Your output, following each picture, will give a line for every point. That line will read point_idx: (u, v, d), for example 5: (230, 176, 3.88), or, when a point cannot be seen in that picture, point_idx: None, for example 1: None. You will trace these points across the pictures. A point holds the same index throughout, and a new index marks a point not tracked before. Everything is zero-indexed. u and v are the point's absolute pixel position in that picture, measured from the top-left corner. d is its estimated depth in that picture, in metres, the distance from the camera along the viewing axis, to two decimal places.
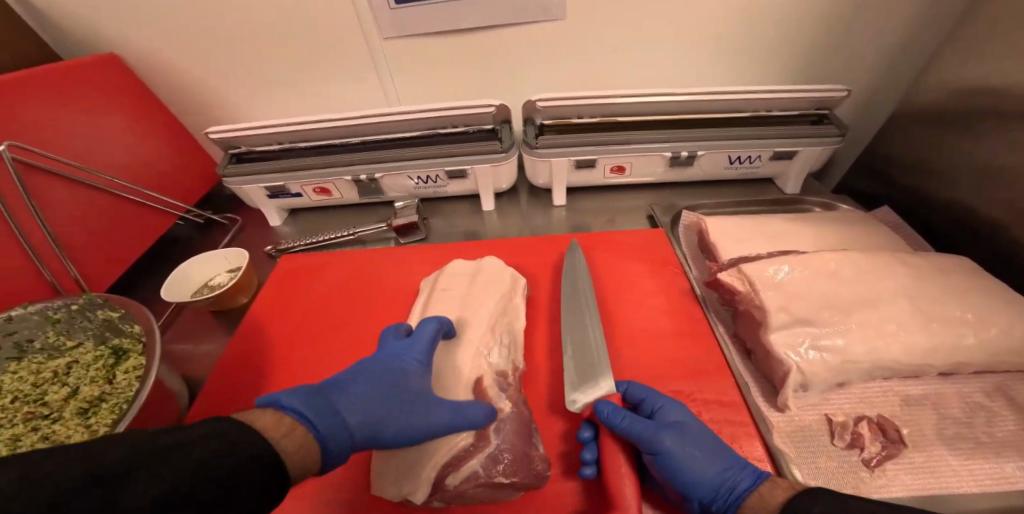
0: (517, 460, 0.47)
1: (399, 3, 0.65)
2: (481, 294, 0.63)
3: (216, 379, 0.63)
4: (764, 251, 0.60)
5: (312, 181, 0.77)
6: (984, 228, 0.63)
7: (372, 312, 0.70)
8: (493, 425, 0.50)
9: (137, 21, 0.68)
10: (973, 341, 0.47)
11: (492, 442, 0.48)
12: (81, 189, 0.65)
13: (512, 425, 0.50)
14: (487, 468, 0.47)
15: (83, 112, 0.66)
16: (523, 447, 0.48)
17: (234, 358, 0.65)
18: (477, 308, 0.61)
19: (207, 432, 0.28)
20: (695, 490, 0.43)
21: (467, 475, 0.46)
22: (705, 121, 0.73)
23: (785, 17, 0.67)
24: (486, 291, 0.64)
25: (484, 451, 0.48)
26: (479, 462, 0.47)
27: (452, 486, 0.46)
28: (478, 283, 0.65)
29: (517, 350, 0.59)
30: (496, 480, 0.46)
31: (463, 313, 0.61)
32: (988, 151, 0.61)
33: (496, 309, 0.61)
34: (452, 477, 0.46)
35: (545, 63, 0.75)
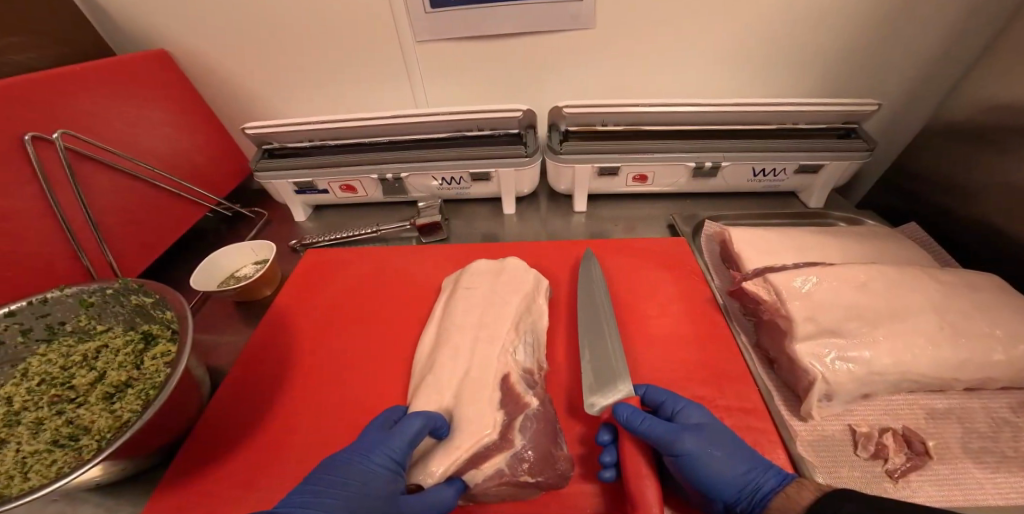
0: (542, 459, 0.48)
1: (434, 7, 0.67)
2: (506, 294, 0.64)
3: (235, 371, 0.64)
4: (789, 262, 0.61)
5: (340, 178, 0.78)
6: (1010, 246, 0.63)
7: (392, 310, 0.71)
8: (518, 424, 0.50)
9: (182, 16, 0.70)
10: (1002, 356, 0.48)
11: (516, 443, 0.48)
12: (122, 177, 0.67)
13: (536, 422, 0.50)
14: (511, 467, 0.47)
15: (132, 105, 0.69)
16: (548, 444, 0.49)
17: (254, 350, 0.66)
18: (504, 309, 0.62)
19: None
20: (720, 490, 0.43)
21: (491, 473, 0.47)
22: (730, 133, 0.75)
23: (812, 31, 0.68)
24: (509, 292, 0.64)
25: (508, 451, 0.48)
26: (505, 460, 0.47)
27: (474, 485, 0.47)
28: (502, 284, 0.66)
29: (541, 349, 0.61)
30: (521, 479, 0.46)
31: (486, 313, 0.62)
32: (1015, 171, 0.61)
33: (520, 310, 0.62)
34: (473, 475, 0.47)
35: (571, 70, 0.77)
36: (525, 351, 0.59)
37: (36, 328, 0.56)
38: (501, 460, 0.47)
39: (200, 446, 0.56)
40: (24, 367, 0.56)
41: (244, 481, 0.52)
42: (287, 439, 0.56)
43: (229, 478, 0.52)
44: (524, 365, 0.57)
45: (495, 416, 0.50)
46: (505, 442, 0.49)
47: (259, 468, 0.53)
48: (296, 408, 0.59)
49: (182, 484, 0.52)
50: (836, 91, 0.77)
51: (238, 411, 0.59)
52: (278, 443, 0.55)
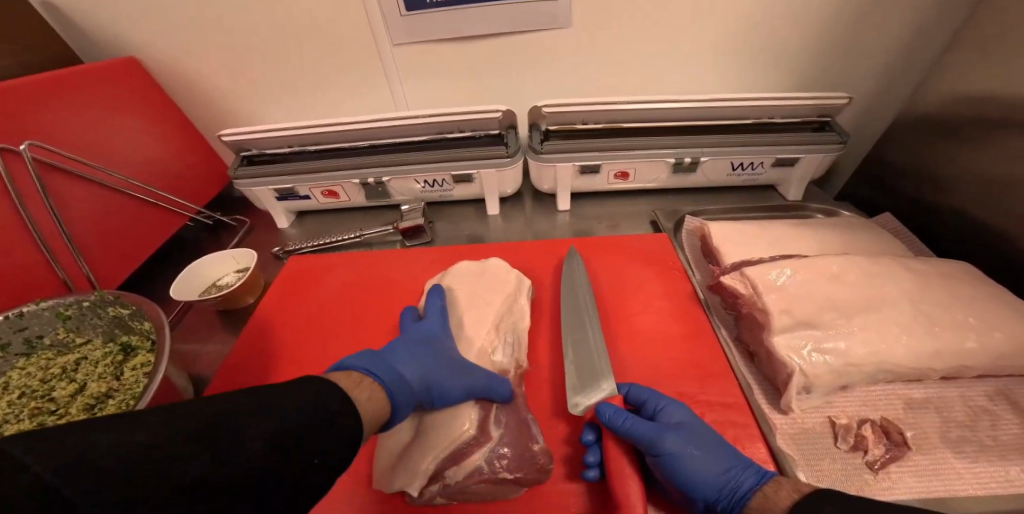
0: (519, 456, 0.48)
1: (409, 10, 0.67)
2: (485, 294, 0.64)
3: (218, 378, 0.64)
4: (766, 255, 0.61)
5: (321, 183, 0.78)
6: (986, 234, 0.64)
7: (381, 312, 0.71)
8: (493, 418, 0.51)
9: (152, 24, 0.69)
10: (976, 345, 0.48)
11: (492, 437, 0.49)
12: (95, 188, 0.67)
13: (510, 417, 0.52)
14: (489, 464, 0.47)
15: (104, 114, 0.68)
16: (524, 442, 0.49)
17: (239, 357, 0.66)
18: (488, 310, 0.62)
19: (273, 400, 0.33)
20: (700, 490, 0.44)
21: (470, 471, 0.47)
22: (708, 129, 0.75)
23: (788, 24, 0.69)
24: (490, 294, 0.64)
25: (485, 446, 0.49)
26: (482, 456, 0.48)
27: (453, 481, 0.47)
28: (482, 285, 0.66)
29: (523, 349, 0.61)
30: (500, 475, 0.47)
31: (471, 310, 0.63)
32: (987, 160, 0.62)
33: (505, 309, 0.63)
34: (452, 471, 0.47)
35: (550, 70, 0.77)
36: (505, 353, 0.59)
37: (15, 342, 0.56)
38: (479, 456, 0.48)
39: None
40: (4, 382, 0.55)
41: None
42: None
43: None
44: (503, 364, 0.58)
45: (470, 412, 0.50)
46: (483, 437, 0.49)
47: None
48: None
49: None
50: (813, 85, 0.77)
51: None
52: None
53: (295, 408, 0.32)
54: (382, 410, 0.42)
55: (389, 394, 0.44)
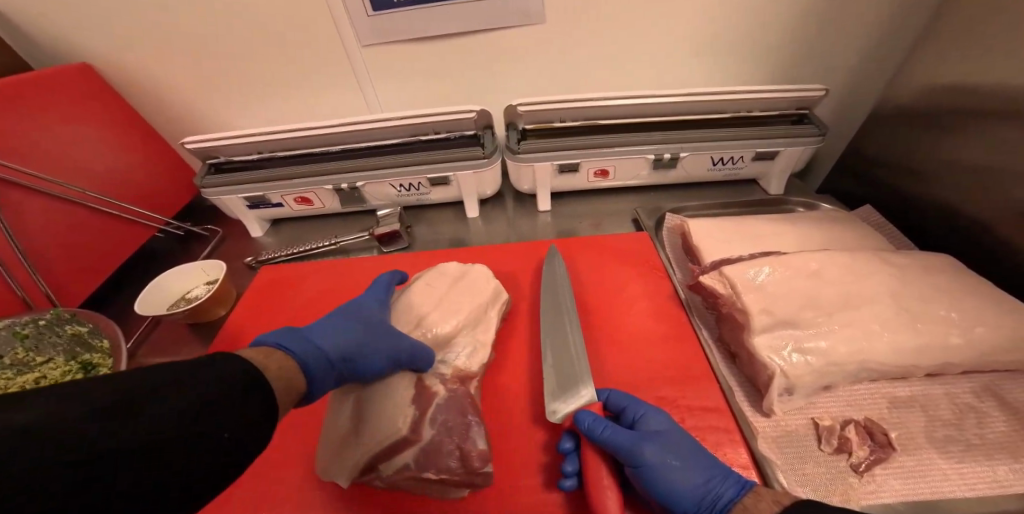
0: (448, 457, 0.48)
1: (376, 10, 0.65)
2: (458, 299, 0.62)
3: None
4: (745, 252, 0.59)
5: (293, 191, 0.76)
6: (970, 225, 0.62)
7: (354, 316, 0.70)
8: (427, 417, 0.51)
9: (111, 32, 0.67)
10: (959, 340, 0.46)
11: (423, 436, 0.49)
12: (51, 201, 0.65)
13: (446, 415, 0.51)
14: (418, 462, 0.48)
15: (58, 124, 0.66)
16: (453, 442, 0.49)
17: None
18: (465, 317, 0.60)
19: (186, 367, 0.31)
20: (680, 503, 0.42)
21: (399, 466, 0.48)
22: (687, 123, 0.74)
23: (765, 14, 0.67)
24: (465, 298, 0.62)
25: (416, 444, 0.49)
26: (411, 455, 0.48)
27: (385, 475, 0.48)
28: (457, 291, 0.63)
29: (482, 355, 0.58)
30: (426, 473, 0.48)
31: (440, 315, 0.61)
32: (967, 149, 0.60)
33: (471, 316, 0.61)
34: (384, 466, 0.48)
35: (525, 67, 0.75)
36: (466, 358, 0.57)
37: None
38: (408, 454, 0.48)
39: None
40: None
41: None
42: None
43: None
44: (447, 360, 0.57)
45: (405, 412, 0.50)
46: (414, 436, 0.49)
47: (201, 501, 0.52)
48: None
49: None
50: (791, 77, 0.76)
51: None
52: None
53: (231, 389, 0.32)
54: (285, 361, 0.41)
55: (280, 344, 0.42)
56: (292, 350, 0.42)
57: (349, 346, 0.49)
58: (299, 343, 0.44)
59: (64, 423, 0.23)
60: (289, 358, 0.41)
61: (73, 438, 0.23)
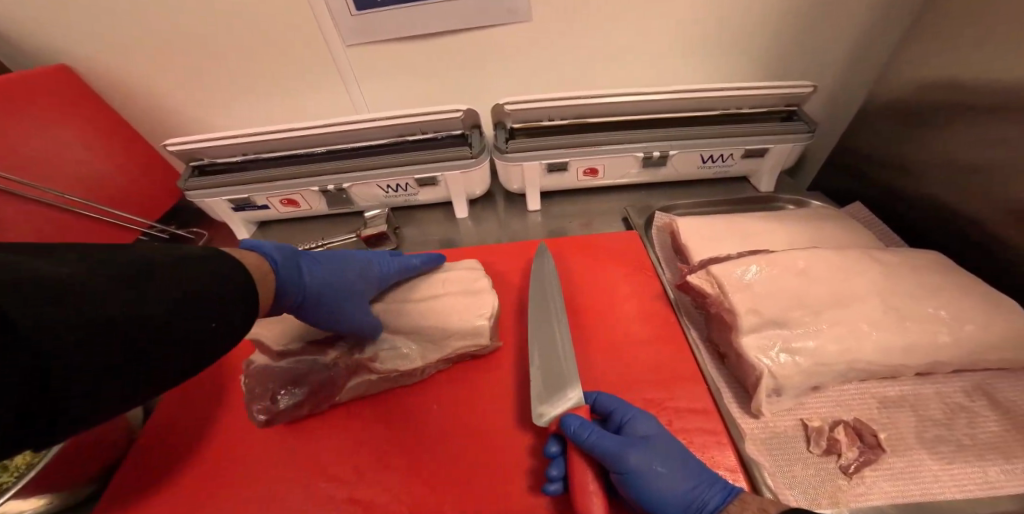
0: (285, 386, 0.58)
1: (359, 9, 0.64)
2: (456, 308, 0.60)
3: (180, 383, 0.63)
4: (734, 251, 0.58)
5: (279, 192, 0.75)
6: (961, 222, 0.62)
7: None
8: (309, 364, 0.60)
9: (90, 33, 0.66)
10: (948, 338, 0.46)
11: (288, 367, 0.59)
12: (33, 207, 0.64)
13: (315, 379, 0.58)
14: (271, 375, 0.59)
15: (40, 129, 0.65)
16: (302, 389, 0.57)
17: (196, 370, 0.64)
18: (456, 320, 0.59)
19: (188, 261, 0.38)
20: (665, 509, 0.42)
21: (262, 370, 0.59)
22: (676, 121, 0.73)
23: (754, 10, 0.66)
24: (461, 307, 0.60)
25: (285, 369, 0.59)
26: (276, 371, 0.59)
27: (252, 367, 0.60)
28: (463, 300, 0.61)
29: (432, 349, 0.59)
30: (265, 380, 0.58)
31: (440, 304, 0.61)
32: (958, 144, 0.60)
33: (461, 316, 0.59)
34: (259, 365, 0.60)
35: (512, 66, 0.74)
36: (387, 357, 0.59)
37: None
38: (275, 369, 0.59)
39: (134, 471, 0.55)
40: None
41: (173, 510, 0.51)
42: (227, 464, 0.54)
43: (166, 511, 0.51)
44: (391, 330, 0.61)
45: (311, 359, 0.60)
46: (293, 365, 0.60)
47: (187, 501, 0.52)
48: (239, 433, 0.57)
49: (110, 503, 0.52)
50: (781, 73, 0.75)
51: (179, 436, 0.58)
52: (218, 470, 0.54)
53: (219, 296, 0.38)
54: (269, 280, 0.48)
55: (275, 264, 0.50)
56: (281, 273, 0.50)
57: (327, 286, 0.55)
58: (290, 268, 0.51)
59: (95, 288, 0.29)
60: (273, 281, 0.48)
61: (102, 304, 0.29)
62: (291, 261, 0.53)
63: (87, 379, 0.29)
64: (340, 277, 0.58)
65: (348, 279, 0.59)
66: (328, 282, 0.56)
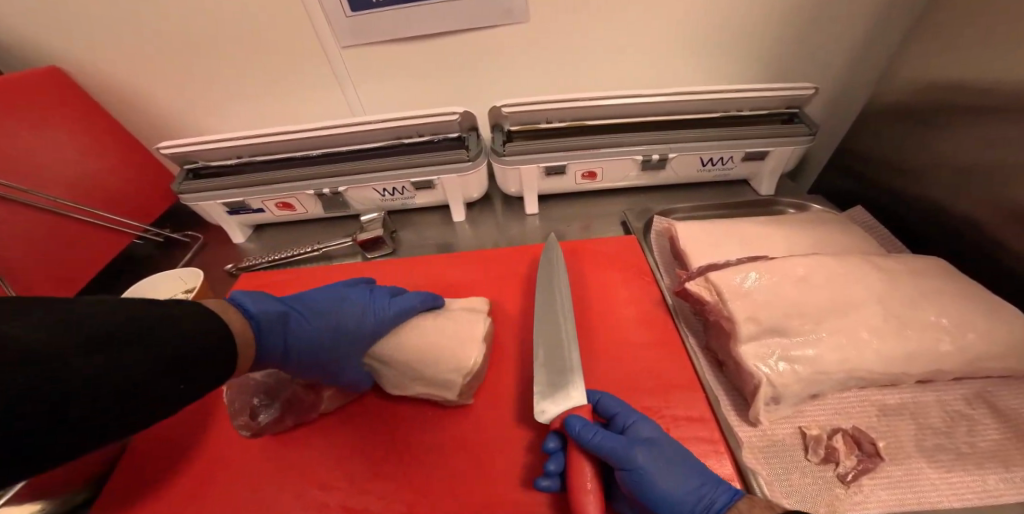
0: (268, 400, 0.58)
1: (354, 10, 0.63)
2: (440, 343, 0.56)
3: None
4: (733, 256, 0.58)
5: (274, 196, 0.75)
6: (962, 226, 0.61)
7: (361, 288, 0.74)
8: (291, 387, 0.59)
9: (83, 36, 0.65)
10: (949, 346, 0.45)
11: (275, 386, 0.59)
12: (23, 210, 0.63)
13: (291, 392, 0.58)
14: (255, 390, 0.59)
15: (29, 131, 0.64)
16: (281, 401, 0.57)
17: None
18: (458, 351, 0.55)
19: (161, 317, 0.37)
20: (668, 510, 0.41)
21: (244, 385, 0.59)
22: (675, 124, 0.72)
23: (752, 12, 0.66)
24: (442, 342, 0.56)
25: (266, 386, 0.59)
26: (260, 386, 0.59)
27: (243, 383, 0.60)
28: (444, 337, 0.56)
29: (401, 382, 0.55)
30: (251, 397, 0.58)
31: (423, 357, 0.54)
32: (959, 148, 0.59)
33: (461, 347, 0.55)
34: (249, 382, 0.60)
35: (510, 68, 0.74)
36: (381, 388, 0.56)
37: None
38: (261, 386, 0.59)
39: (131, 469, 0.55)
40: None
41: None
42: (221, 466, 0.54)
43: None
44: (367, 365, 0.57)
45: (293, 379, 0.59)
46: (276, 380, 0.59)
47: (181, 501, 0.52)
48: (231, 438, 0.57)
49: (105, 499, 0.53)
50: (781, 75, 0.74)
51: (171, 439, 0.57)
52: (211, 476, 0.53)
53: (192, 344, 0.39)
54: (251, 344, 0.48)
55: (257, 329, 0.50)
56: (263, 339, 0.50)
57: (310, 348, 0.53)
58: (273, 333, 0.51)
59: (71, 350, 0.29)
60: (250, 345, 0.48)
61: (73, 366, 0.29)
62: (278, 323, 0.52)
63: (64, 408, 0.29)
64: (336, 332, 0.55)
65: (345, 334, 0.55)
66: (315, 341, 0.54)
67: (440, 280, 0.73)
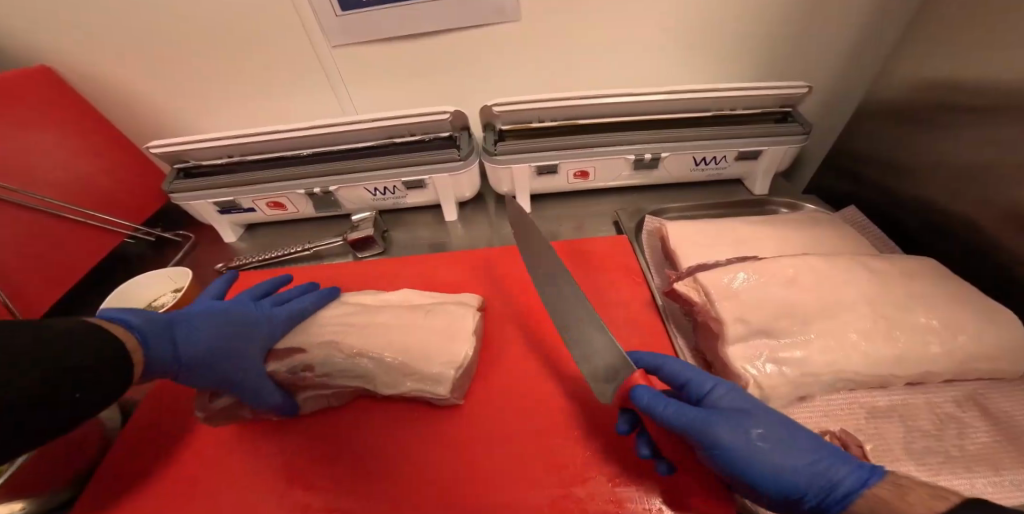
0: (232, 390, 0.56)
1: (345, 9, 0.63)
2: (438, 341, 0.56)
3: (158, 384, 0.63)
4: (724, 257, 0.57)
5: (265, 195, 0.74)
6: (956, 226, 0.60)
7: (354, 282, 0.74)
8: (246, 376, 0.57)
9: (72, 35, 0.65)
10: (939, 348, 0.45)
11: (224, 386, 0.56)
12: (15, 210, 0.63)
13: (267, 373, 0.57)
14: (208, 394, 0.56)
15: (19, 131, 0.64)
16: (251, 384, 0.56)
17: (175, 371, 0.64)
18: (450, 344, 0.55)
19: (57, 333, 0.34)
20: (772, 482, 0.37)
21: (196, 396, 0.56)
22: (668, 123, 0.72)
23: (746, 10, 0.65)
24: (438, 339, 0.56)
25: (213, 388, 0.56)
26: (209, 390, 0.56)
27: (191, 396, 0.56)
28: (437, 330, 0.57)
29: (376, 382, 0.55)
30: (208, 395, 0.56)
31: (405, 348, 0.55)
32: (953, 147, 0.58)
33: (452, 342, 0.55)
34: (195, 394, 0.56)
35: (502, 67, 0.73)
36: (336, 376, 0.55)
37: None
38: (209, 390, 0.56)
39: (111, 474, 0.55)
40: None
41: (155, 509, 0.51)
42: (209, 461, 0.54)
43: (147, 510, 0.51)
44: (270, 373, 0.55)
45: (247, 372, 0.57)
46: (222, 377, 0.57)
47: (163, 505, 0.51)
48: (218, 436, 0.56)
49: (85, 505, 0.52)
50: (776, 73, 0.74)
51: (157, 436, 0.57)
52: (201, 472, 0.53)
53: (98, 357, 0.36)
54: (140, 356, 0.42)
55: (144, 338, 0.44)
56: (151, 349, 0.44)
57: (212, 355, 0.50)
58: (161, 342, 0.45)
59: None
60: (142, 357, 0.42)
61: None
62: (164, 330, 0.46)
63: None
64: (229, 336, 0.52)
65: (239, 336, 0.53)
66: (209, 346, 0.50)
67: (429, 280, 0.72)
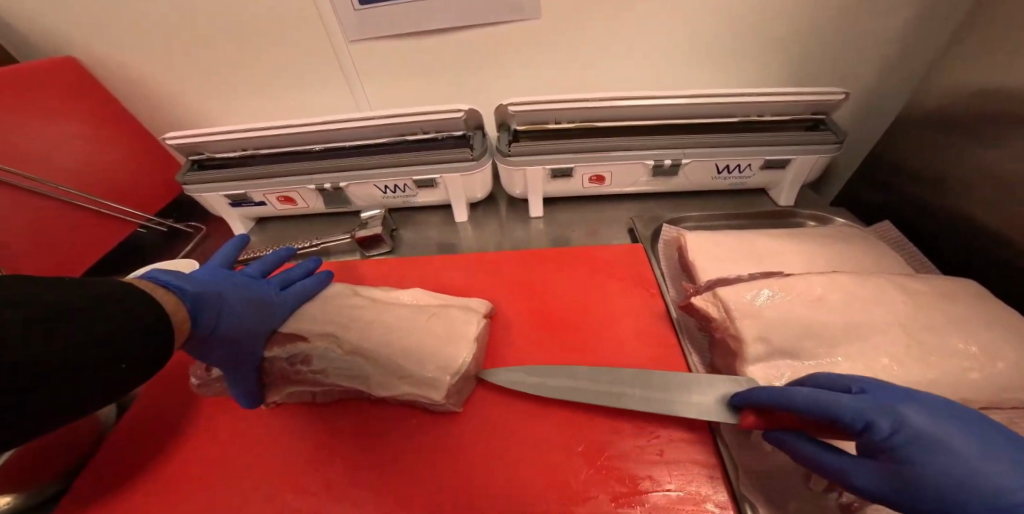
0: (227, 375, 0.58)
1: (364, 3, 0.61)
2: (443, 346, 0.54)
3: (157, 379, 0.63)
4: (746, 272, 0.54)
5: (275, 189, 0.74)
6: (1000, 244, 0.56)
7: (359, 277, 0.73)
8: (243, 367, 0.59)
9: (95, 27, 0.66)
10: (979, 378, 0.41)
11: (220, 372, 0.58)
12: (30, 198, 0.64)
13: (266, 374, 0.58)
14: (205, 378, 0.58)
15: (37, 119, 0.64)
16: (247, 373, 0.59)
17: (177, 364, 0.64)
18: (452, 348, 0.53)
19: (86, 299, 0.34)
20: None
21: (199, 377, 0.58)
22: (691, 128, 0.69)
23: (777, 12, 0.62)
24: (442, 341, 0.54)
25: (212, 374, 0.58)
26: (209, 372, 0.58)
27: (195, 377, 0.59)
28: (436, 330, 0.55)
29: (370, 381, 0.53)
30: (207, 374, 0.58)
31: (406, 348, 0.53)
32: (1000, 160, 0.54)
33: (453, 346, 0.54)
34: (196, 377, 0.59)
35: (520, 66, 0.71)
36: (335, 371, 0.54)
37: None
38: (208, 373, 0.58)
39: (111, 472, 0.54)
40: None
41: (153, 502, 0.51)
42: (207, 454, 0.54)
43: (146, 502, 0.51)
44: (269, 358, 0.55)
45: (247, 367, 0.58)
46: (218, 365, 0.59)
47: (154, 503, 0.51)
48: (219, 429, 0.56)
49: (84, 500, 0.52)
50: (807, 79, 0.70)
51: (160, 428, 0.57)
52: (199, 464, 0.53)
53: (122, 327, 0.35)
54: (185, 322, 0.44)
55: (193, 310, 0.45)
56: (201, 317, 0.46)
57: (242, 327, 0.51)
58: (209, 310, 0.47)
59: None
60: (187, 326, 0.44)
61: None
62: (212, 299, 0.48)
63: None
64: (255, 311, 0.54)
65: (262, 312, 0.55)
66: (241, 319, 0.51)
67: (435, 281, 0.70)
